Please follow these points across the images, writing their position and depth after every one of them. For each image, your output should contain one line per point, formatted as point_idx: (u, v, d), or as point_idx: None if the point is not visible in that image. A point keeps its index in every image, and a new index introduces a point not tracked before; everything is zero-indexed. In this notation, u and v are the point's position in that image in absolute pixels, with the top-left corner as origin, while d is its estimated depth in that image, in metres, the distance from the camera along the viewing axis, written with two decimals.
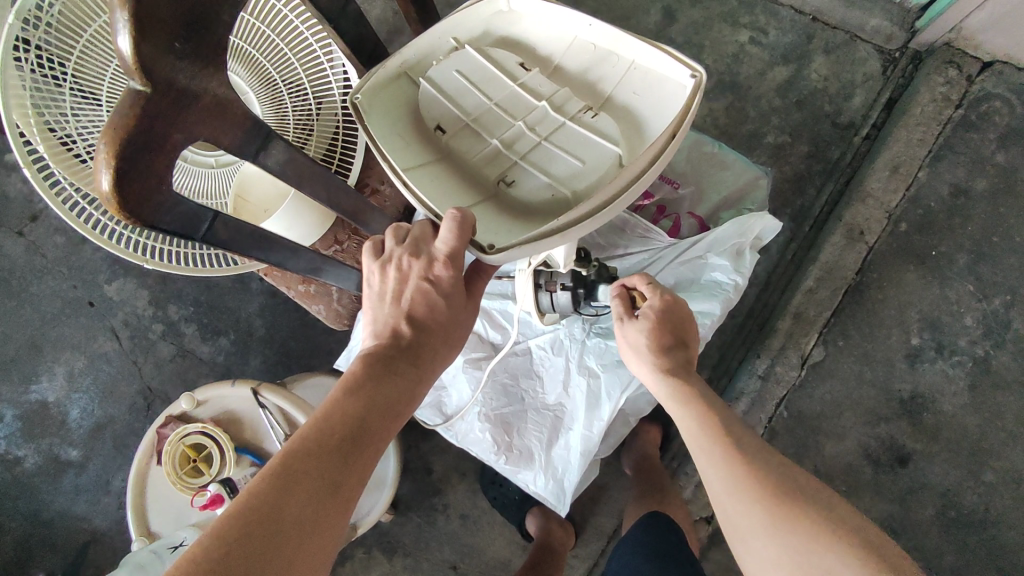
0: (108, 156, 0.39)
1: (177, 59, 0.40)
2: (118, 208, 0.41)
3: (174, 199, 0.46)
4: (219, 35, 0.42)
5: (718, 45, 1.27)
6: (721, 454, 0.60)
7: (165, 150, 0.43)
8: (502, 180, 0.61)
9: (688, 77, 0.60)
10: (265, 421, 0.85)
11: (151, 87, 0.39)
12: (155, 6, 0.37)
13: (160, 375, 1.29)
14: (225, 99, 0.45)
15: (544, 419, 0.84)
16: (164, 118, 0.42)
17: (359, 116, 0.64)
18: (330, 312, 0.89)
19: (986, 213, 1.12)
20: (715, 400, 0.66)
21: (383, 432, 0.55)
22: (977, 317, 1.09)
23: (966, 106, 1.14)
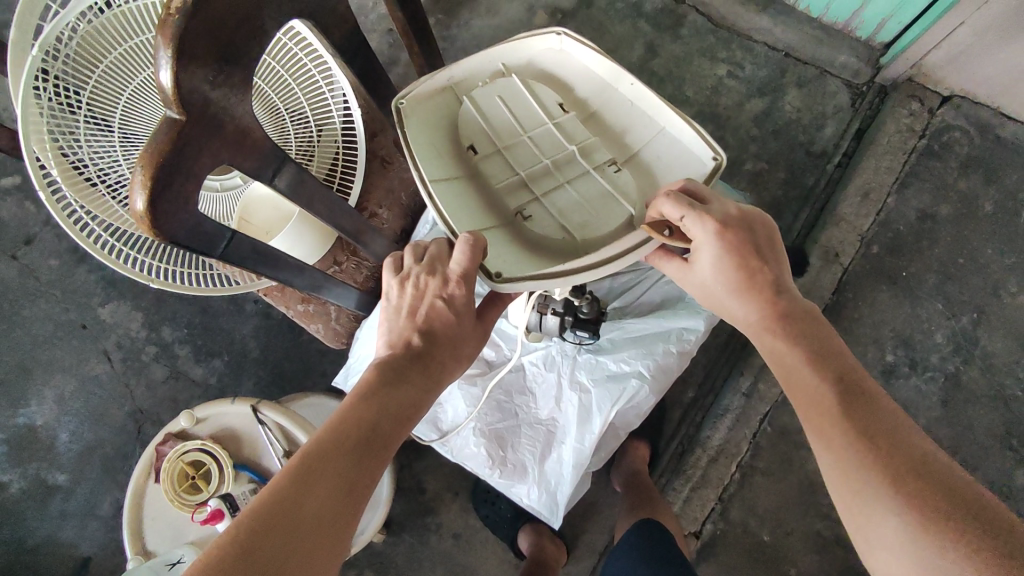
0: (145, 181, 0.42)
1: (210, 92, 0.44)
2: (150, 227, 0.44)
3: (199, 220, 0.49)
4: (246, 68, 0.46)
5: (698, 78, 1.35)
6: (845, 428, 0.51)
7: (193, 174, 0.46)
8: (520, 214, 0.67)
9: (709, 158, 0.66)
10: (263, 438, 0.85)
11: (187, 116, 0.43)
12: (196, 44, 0.41)
13: (152, 398, 1.29)
14: (248, 127, 0.49)
15: (537, 433, 0.83)
16: (192, 146, 0.45)
17: (399, 120, 0.70)
18: (328, 331, 0.91)
19: (951, 236, 1.18)
20: (838, 365, 0.56)
21: (395, 438, 0.58)
22: (947, 334, 1.15)
23: (929, 137, 1.22)
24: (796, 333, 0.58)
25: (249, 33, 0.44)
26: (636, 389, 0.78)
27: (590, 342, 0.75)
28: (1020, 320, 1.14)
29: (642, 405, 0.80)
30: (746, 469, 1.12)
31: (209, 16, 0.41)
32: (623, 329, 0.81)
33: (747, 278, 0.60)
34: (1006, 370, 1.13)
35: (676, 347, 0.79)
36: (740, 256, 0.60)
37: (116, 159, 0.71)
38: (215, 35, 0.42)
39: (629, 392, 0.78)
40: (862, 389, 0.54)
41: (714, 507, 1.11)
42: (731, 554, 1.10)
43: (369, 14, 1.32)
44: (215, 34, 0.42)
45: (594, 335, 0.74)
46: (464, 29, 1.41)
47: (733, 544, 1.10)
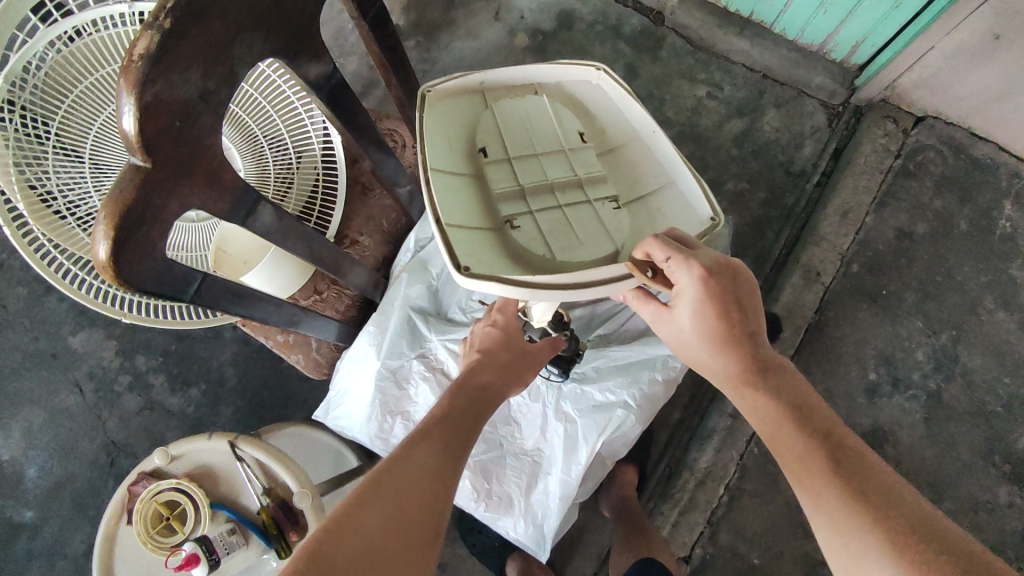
0: (108, 229, 0.39)
1: (176, 137, 0.42)
2: (114, 277, 0.42)
3: (167, 266, 0.46)
4: (216, 110, 0.45)
5: (678, 98, 1.36)
6: (835, 487, 0.51)
7: (161, 221, 0.44)
8: (510, 222, 0.65)
9: (708, 217, 0.66)
10: (242, 475, 0.80)
11: (152, 163, 0.41)
12: (161, 90, 0.40)
13: (125, 429, 1.25)
14: (218, 170, 0.47)
15: (523, 464, 0.81)
16: (159, 191, 0.43)
17: (421, 105, 0.70)
18: (308, 361, 0.87)
19: (929, 255, 1.20)
20: (822, 421, 0.57)
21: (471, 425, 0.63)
22: (928, 351, 1.16)
23: (904, 156, 1.24)
24: (773, 388, 0.59)
25: (219, 75, 0.44)
26: (622, 418, 0.76)
27: (557, 378, 0.77)
28: (998, 336, 1.15)
29: (629, 434, 0.78)
30: (734, 491, 1.11)
31: (176, 59, 0.40)
32: (608, 357, 0.79)
33: (726, 330, 0.60)
34: (986, 387, 1.14)
35: (661, 374, 0.77)
36: (723, 307, 0.59)
37: (86, 190, 0.68)
38: (182, 78, 0.41)
39: (614, 422, 0.76)
40: (846, 445, 0.54)
41: (702, 530, 1.10)
42: None
43: (349, 37, 1.32)
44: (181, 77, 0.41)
45: (563, 372, 0.75)
46: (445, 51, 1.41)
47: (722, 568, 1.09)
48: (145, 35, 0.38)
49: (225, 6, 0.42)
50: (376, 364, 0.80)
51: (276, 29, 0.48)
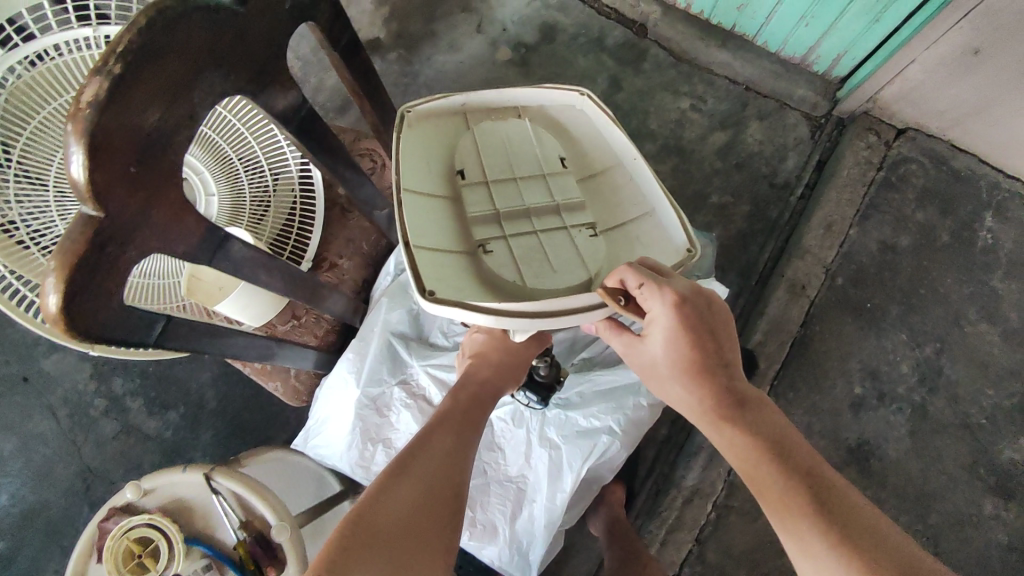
0: (59, 280, 0.38)
1: (132, 182, 0.41)
2: (67, 330, 0.39)
3: (128, 313, 0.44)
4: (176, 151, 0.43)
5: (662, 111, 1.36)
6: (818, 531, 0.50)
7: (117, 270, 0.42)
8: (483, 247, 0.65)
9: (683, 247, 0.65)
10: (217, 508, 0.78)
11: (105, 212, 0.39)
12: (111, 135, 0.38)
13: (101, 455, 1.21)
14: (180, 212, 0.45)
15: (507, 491, 0.79)
16: (115, 239, 0.41)
17: (399, 125, 0.69)
18: (287, 389, 0.84)
19: (912, 267, 1.20)
20: (804, 460, 0.55)
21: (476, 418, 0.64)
22: (912, 364, 1.16)
23: (886, 169, 1.24)
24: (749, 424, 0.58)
25: (178, 118, 0.42)
26: (607, 444, 0.75)
27: (536, 405, 0.75)
28: (981, 348, 1.16)
29: (614, 460, 0.77)
30: (722, 509, 1.10)
31: (129, 104, 0.38)
32: (592, 382, 0.78)
33: (698, 362, 0.59)
34: (970, 399, 1.14)
35: (646, 399, 0.76)
36: (697, 337, 0.58)
37: (53, 220, 0.66)
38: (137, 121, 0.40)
39: (600, 448, 0.75)
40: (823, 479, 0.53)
41: (690, 549, 1.09)
42: None
43: None
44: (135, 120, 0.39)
45: (541, 399, 0.73)
46: (427, 64, 1.40)
47: None
48: (94, 80, 0.37)
49: (182, 47, 0.41)
50: (356, 392, 0.79)
51: (241, 68, 0.47)
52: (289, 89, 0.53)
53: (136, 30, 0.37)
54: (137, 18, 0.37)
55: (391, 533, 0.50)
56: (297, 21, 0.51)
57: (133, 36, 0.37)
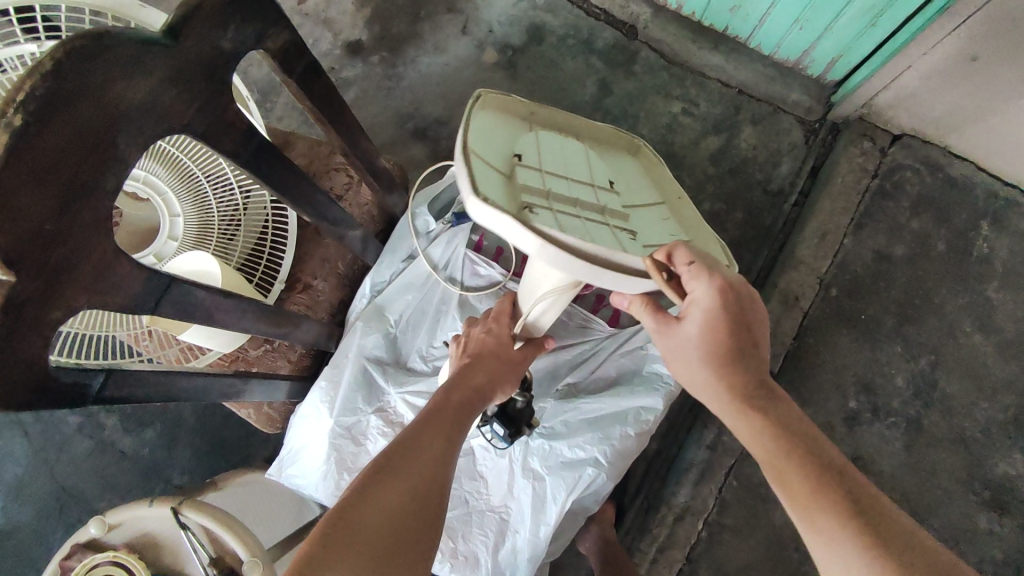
0: None
1: (46, 241, 0.37)
2: None
3: (54, 376, 0.41)
4: (100, 201, 0.39)
5: (653, 115, 1.32)
6: (844, 530, 0.50)
7: (39, 331, 0.39)
8: (531, 210, 0.53)
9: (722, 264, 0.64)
10: (186, 544, 0.75)
11: (17, 275, 0.36)
12: (17, 193, 0.34)
13: (76, 474, 1.18)
14: (111, 262, 0.42)
15: (489, 522, 0.76)
16: (32, 300, 0.38)
17: (472, 101, 0.60)
18: (260, 416, 0.82)
19: (907, 278, 1.17)
20: (835, 458, 0.54)
21: (464, 424, 0.61)
22: (907, 377, 1.14)
23: (881, 176, 1.21)
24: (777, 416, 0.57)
25: (99, 166, 0.38)
26: (592, 476, 0.73)
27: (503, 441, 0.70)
28: (978, 360, 1.13)
29: (600, 490, 0.74)
30: (713, 526, 1.08)
31: (34, 157, 0.35)
32: (577, 410, 0.75)
33: (730, 347, 0.57)
34: (966, 412, 1.12)
35: (634, 428, 0.73)
36: (734, 324, 0.57)
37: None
38: (46, 175, 0.36)
39: (584, 479, 0.72)
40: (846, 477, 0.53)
41: (681, 567, 1.07)
42: None
43: None
44: (44, 174, 0.35)
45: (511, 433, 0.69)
46: (411, 66, 1.35)
47: None
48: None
49: (99, 89, 0.37)
50: (331, 423, 0.76)
51: (176, 105, 0.43)
52: (239, 118, 0.49)
53: (39, 75, 0.33)
54: (41, 63, 0.33)
55: (366, 534, 0.48)
56: (244, 47, 0.48)
57: (37, 83, 0.33)
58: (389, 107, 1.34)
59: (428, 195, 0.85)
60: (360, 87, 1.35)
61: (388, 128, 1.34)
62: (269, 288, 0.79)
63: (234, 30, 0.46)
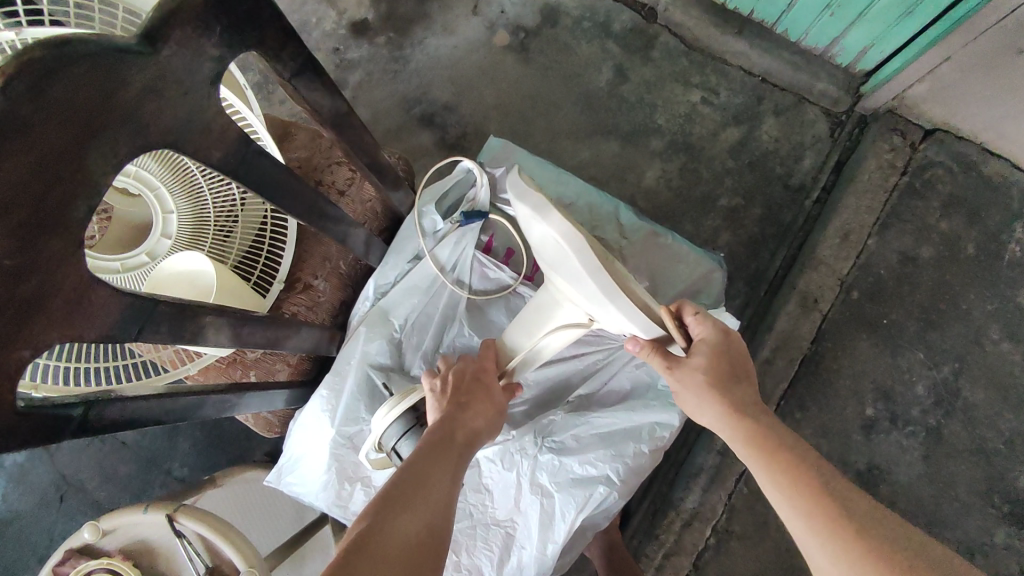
0: None
1: (7, 276, 0.34)
2: None
3: (20, 416, 0.38)
4: (70, 232, 0.36)
5: (671, 104, 1.26)
6: (821, 514, 0.53)
7: (6, 370, 0.35)
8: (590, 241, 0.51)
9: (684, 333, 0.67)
10: (181, 552, 0.73)
11: None
12: None
13: (75, 463, 1.16)
14: (84, 292, 0.39)
15: (494, 536, 0.73)
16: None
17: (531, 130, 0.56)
18: (257, 420, 0.80)
19: (932, 281, 1.13)
20: (814, 456, 0.58)
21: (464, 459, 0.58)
22: (928, 385, 1.10)
23: (911, 174, 1.15)
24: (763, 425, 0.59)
25: (65, 196, 0.35)
26: (603, 494, 0.70)
27: None
28: (1004, 369, 1.09)
29: (611, 508, 0.72)
30: (721, 533, 1.05)
31: None
32: (589, 425, 0.71)
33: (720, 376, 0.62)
34: (988, 423, 1.08)
35: (648, 445, 0.71)
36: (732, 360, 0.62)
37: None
38: (2, 206, 0.32)
39: (595, 498, 0.69)
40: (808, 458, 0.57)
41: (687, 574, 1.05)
42: None
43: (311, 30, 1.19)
44: (3, 204, 0.32)
45: None
46: (419, 48, 1.30)
47: None
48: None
49: (63, 107, 0.34)
50: (332, 433, 0.73)
51: (154, 118, 0.39)
52: (227, 126, 0.45)
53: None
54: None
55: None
56: (231, 48, 0.43)
57: None
58: (396, 91, 1.29)
59: (435, 192, 0.80)
60: (366, 69, 1.29)
61: (394, 113, 1.29)
62: (268, 289, 0.75)
63: (219, 29, 0.42)
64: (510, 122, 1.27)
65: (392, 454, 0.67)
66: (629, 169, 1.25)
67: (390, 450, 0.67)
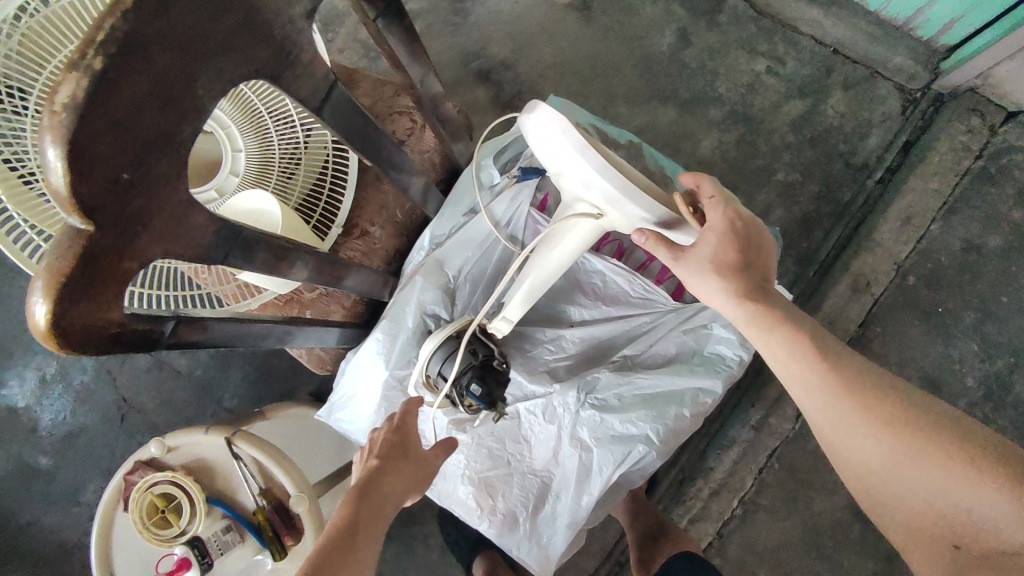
0: (45, 305, 0.35)
1: (123, 193, 0.36)
2: (56, 347, 0.36)
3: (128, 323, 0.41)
4: (177, 150, 0.38)
5: (734, 72, 1.22)
6: (817, 379, 0.56)
7: (116, 280, 0.39)
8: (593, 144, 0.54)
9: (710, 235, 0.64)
10: (238, 473, 0.78)
11: (95, 227, 0.35)
12: (97, 140, 0.33)
13: (135, 387, 1.24)
14: (184, 214, 0.41)
15: (530, 484, 0.76)
16: (109, 250, 0.37)
17: None
18: (312, 357, 0.84)
19: (996, 272, 1.08)
20: (808, 323, 0.58)
21: (370, 543, 0.56)
22: (980, 378, 1.07)
23: (986, 158, 1.11)
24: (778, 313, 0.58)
25: (174, 118, 0.37)
26: (642, 453, 0.71)
27: (481, 400, 0.67)
28: None
29: (647, 467, 0.73)
30: (749, 506, 1.07)
31: (116, 105, 0.33)
32: (632, 384, 0.72)
33: (732, 266, 0.58)
34: None
35: (690, 410, 0.72)
36: (745, 244, 0.57)
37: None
38: (122, 123, 0.34)
39: (634, 455, 0.71)
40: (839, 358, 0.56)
41: (711, 541, 1.07)
42: None
43: None
44: (120, 121, 0.34)
45: (486, 392, 0.66)
46: (479, 2, 1.28)
47: None
48: (70, 77, 0.31)
49: (179, 31, 0.35)
50: (385, 374, 0.76)
51: (254, 49, 0.41)
52: (316, 65, 0.47)
53: (120, 15, 0.32)
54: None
55: None
56: None
57: (119, 22, 0.32)
58: (454, 45, 1.28)
59: (493, 147, 0.81)
60: (425, 21, 1.29)
61: (451, 67, 1.28)
62: (327, 232, 0.78)
63: None
64: (566, 83, 1.25)
65: (438, 382, 0.70)
66: (684, 137, 1.22)
67: (436, 378, 0.70)
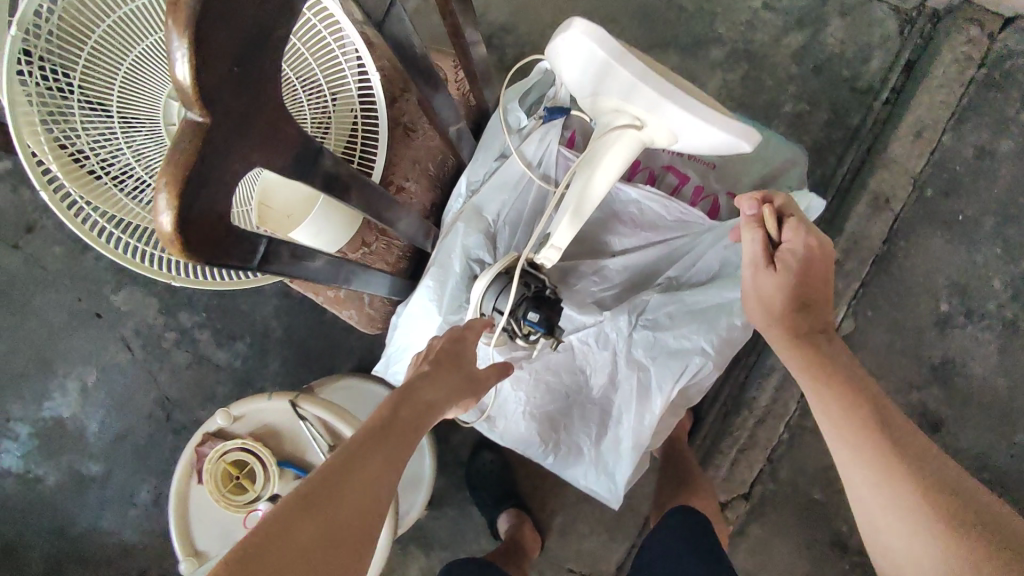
0: (173, 198, 0.39)
1: (231, 88, 0.41)
2: (181, 246, 0.41)
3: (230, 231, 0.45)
4: (271, 52, 0.43)
5: (732, 11, 1.24)
6: (850, 418, 0.58)
7: (224, 180, 0.43)
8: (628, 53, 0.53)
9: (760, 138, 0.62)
10: (306, 433, 0.80)
11: (210, 117, 0.40)
12: (215, 31, 0.38)
13: (177, 384, 1.26)
14: (276, 122, 0.46)
15: (590, 413, 0.79)
16: (219, 147, 0.42)
17: None
18: (361, 316, 0.86)
19: (1011, 175, 1.11)
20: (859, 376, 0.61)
21: (416, 436, 0.58)
22: (1005, 280, 1.09)
23: (989, 66, 1.13)
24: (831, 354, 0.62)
25: (269, 20, 0.42)
26: (699, 365, 0.73)
27: (540, 329, 0.68)
28: None
29: (704, 381, 0.75)
30: (795, 428, 1.09)
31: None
32: (682, 300, 0.74)
33: (799, 292, 0.63)
34: None
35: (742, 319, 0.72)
36: (815, 274, 0.63)
37: (128, 162, 0.63)
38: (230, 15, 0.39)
39: (691, 368, 0.73)
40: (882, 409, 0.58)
41: (761, 467, 1.09)
42: (780, 512, 1.09)
43: None
44: (231, 14, 0.39)
45: (544, 318, 0.68)
46: None
47: (783, 503, 1.08)
48: None
49: None
50: (438, 320, 0.77)
51: None
52: None
53: None
54: None
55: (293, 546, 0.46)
56: None
57: None
58: None
59: (519, 89, 0.83)
60: None
61: None
62: None
63: None
64: None
65: (493, 317, 0.71)
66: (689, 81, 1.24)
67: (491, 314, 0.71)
